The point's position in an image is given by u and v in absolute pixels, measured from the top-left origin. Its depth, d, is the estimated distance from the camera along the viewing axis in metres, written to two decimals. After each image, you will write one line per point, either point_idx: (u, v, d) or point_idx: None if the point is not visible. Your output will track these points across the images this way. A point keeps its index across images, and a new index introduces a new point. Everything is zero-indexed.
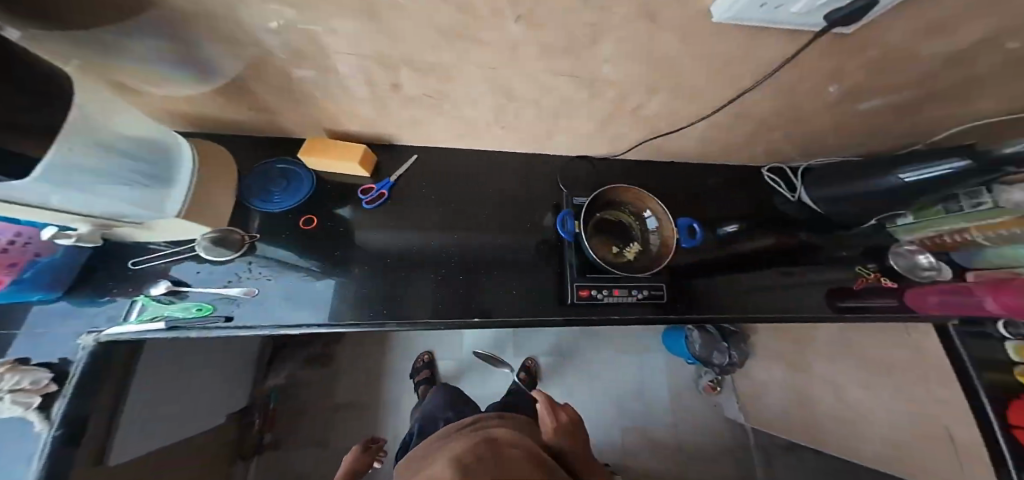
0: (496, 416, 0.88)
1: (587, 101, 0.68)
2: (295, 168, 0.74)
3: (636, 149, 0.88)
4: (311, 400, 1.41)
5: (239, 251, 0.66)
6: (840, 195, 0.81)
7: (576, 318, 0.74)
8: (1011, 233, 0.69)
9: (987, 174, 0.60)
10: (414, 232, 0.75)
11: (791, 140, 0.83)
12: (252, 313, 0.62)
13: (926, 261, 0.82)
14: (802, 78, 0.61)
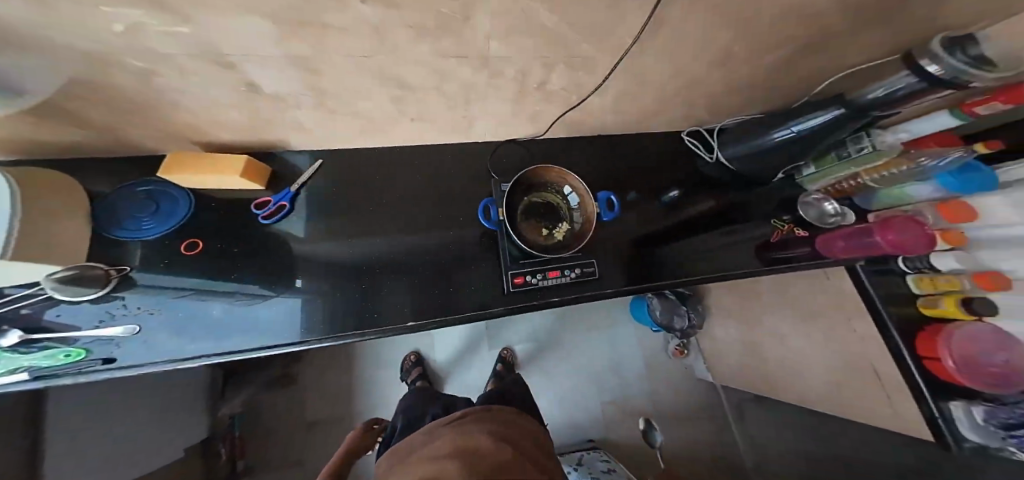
0: (482, 407, 0.86)
1: (488, 82, 0.65)
2: (164, 188, 0.71)
3: (555, 126, 0.85)
4: (278, 422, 1.33)
5: (105, 287, 0.62)
6: (750, 152, 0.83)
7: (516, 305, 0.75)
8: (893, 173, 0.78)
9: (862, 117, 0.65)
10: (358, 239, 0.76)
11: (703, 101, 0.82)
12: (134, 350, 0.60)
13: (832, 208, 0.88)
14: (696, 35, 0.59)
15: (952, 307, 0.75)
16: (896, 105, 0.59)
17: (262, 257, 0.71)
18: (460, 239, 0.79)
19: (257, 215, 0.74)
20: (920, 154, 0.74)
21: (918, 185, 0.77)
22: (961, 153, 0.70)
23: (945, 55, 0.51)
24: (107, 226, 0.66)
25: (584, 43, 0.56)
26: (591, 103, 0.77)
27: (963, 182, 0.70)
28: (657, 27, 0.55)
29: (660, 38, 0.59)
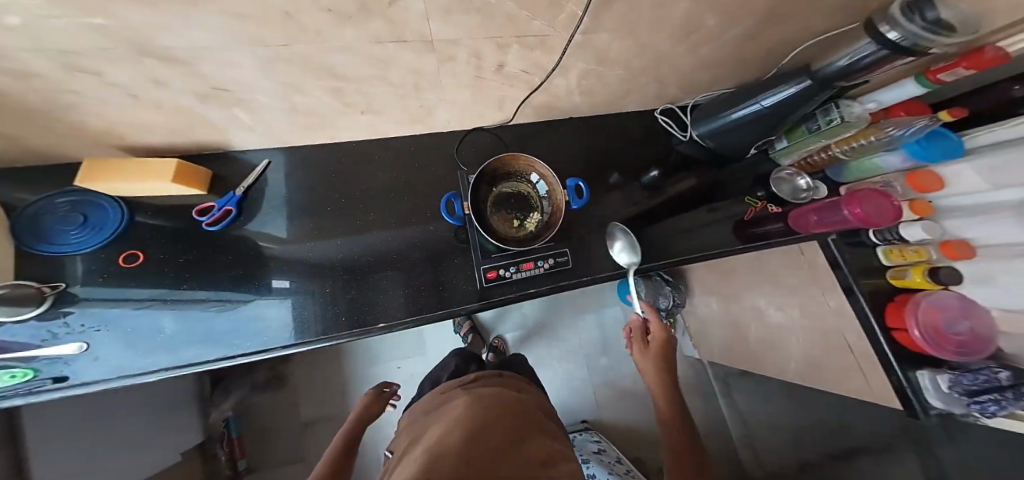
0: (496, 376, 0.76)
1: (440, 67, 0.61)
2: (87, 197, 0.66)
3: (522, 110, 0.81)
4: (270, 425, 1.25)
5: (40, 305, 0.59)
6: (722, 129, 0.81)
7: (492, 300, 0.74)
8: (863, 143, 0.77)
9: (830, 88, 0.63)
10: (329, 240, 0.75)
11: (670, 77, 0.79)
12: (87, 368, 0.59)
13: (805, 183, 0.86)
14: (650, 6, 0.55)
15: (919, 277, 0.77)
16: (863, 73, 0.57)
17: (230, 259, 0.70)
18: (430, 236, 0.78)
19: (200, 222, 0.71)
20: (887, 124, 0.72)
21: (887, 156, 0.76)
22: (923, 123, 0.68)
23: (904, 22, 0.47)
24: (29, 246, 0.62)
25: (534, 19, 0.53)
26: (555, 84, 0.73)
27: (930, 151, 0.68)
28: (607, 1, 0.51)
29: (612, 13, 0.55)
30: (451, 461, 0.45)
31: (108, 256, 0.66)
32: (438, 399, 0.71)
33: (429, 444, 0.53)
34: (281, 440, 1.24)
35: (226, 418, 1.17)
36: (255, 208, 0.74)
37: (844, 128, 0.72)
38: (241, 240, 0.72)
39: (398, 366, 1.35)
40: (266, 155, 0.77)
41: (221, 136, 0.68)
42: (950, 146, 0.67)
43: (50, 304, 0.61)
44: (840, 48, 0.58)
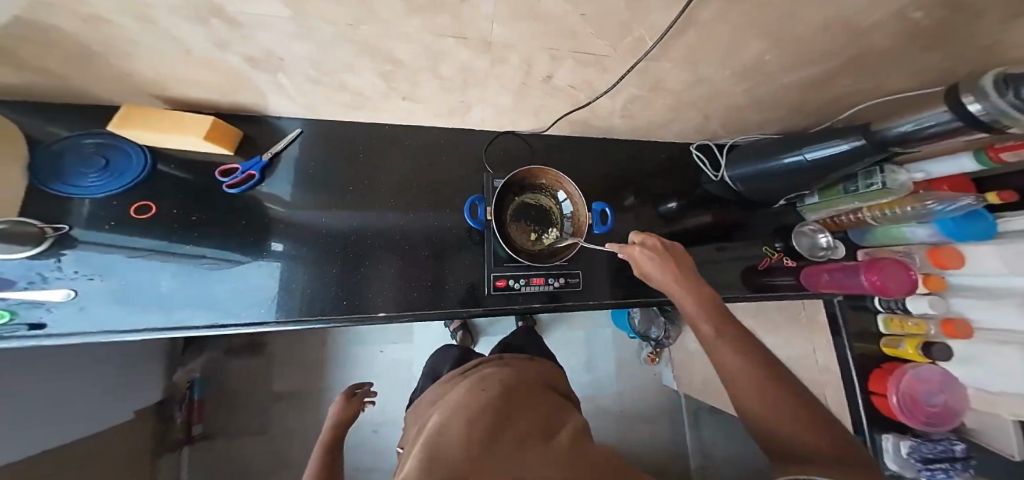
0: (497, 357, 0.71)
1: (489, 69, 0.59)
2: (115, 141, 0.66)
3: (559, 123, 0.79)
4: (238, 389, 1.10)
5: (37, 245, 0.56)
6: (755, 177, 0.78)
7: (495, 309, 0.73)
8: (897, 212, 0.74)
9: (884, 151, 0.56)
10: (344, 214, 0.73)
11: (713, 116, 0.78)
12: (69, 318, 0.57)
13: (824, 241, 0.85)
14: (711, 45, 0.55)
15: (912, 349, 0.75)
16: (924, 142, 0.51)
17: (243, 226, 0.69)
18: (443, 230, 0.76)
19: (223, 183, 0.70)
20: (926, 196, 0.69)
21: (916, 227, 0.74)
22: (968, 200, 0.66)
23: (992, 94, 0.41)
24: (46, 183, 0.60)
25: (598, 38, 0.53)
26: (599, 104, 0.72)
27: (960, 230, 0.67)
28: (682, 27, 0.51)
29: (674, 43, 0.55)
30: (456, 428, 0.46)
31: (114, 203, 0.64)
32: (456, 373, 0.69)
33: (446, 405, 0.54)
34: (251, 407, 1.10)
35: (192, 378, 1.05)
36: (279, 175, 0.73)
37: (882, 193, 0.68)
38: (256, 208, 0.70)
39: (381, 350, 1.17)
40: (297, 125, 0.76)
41: (254, 98, 0.66)
42: (986, 226, 0.65)
43: (48, 245, 0.58)
44: (905, 111, 0.52)
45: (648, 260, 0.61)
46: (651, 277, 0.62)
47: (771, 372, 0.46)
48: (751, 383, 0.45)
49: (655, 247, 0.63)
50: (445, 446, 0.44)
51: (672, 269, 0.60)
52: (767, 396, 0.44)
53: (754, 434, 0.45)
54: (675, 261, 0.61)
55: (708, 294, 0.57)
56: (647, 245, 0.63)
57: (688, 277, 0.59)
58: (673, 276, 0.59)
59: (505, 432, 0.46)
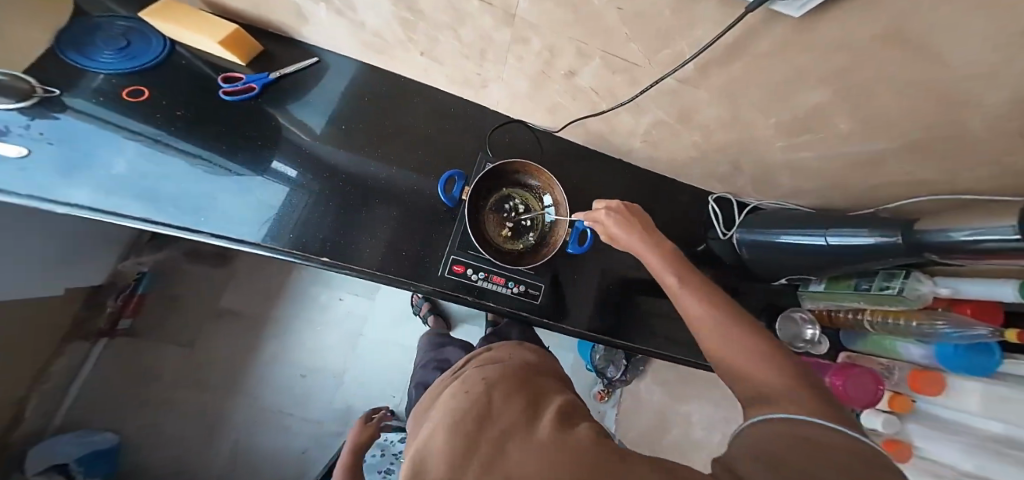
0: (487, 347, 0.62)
1: (509, 45, 0.56)
2: (140, 28, 0.69)
3: (572, 127, 0.72)
4: (181, 294, 1.06)
5: (24, 103, 0.59)
6: (769, 247, 0.67)
7: (440, 291, 0.66)
8: (899, 324, 0.57)
9: (921, 257, 0.46)
10: (336, 150, 0.70)
11: (737, 169, 0.70)
12: (7, 172, 0.56)
13: (809, 334, 0.73)
14: (745, 81, 0.49)
15: None
16: (971, 257, 0.39)
17: (220, 134, 0.67)
18: (419, 199, 0.70)
19: (221, 88, 0.69)
20: (938, 315, 0.52)
21: (910, 344, 0.58)
22: (981, 333, 0.47)
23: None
24: (67, 57, 0.64)
25: (630, 40, 0.49)
26: (619, 116, 0.66)
27: (953, 362, 0.51)
28: (732, 53, 0.45)
29: (705, 70, 0.50)
30: (439, 438, 0.37)
31: (113, 81, 0.66)
32: (446, 377, 0.58)
33: (441, 408, 0.44)
34: (190, 317, 1.04)
35: (142, 271, 1.03)
36: (280, 97, 0.71)
37: (890, 300, 0.54)
38: (262, 121, 0.70)
39: (340, 297, 1.07)
40: (315, 54, 0.74)
41: (276, 13, 0.66)
42: (982, 364, 0.48)
43: (34, 104, 0.60)
44: (961, 215, 0.39)
45: (611, 218, 0.49)
46: (617, 241, 0.50)
47: (742, 320, 0.36)
48: (721, 331, 0.36)
49: (618, 206, 0.50)
50: (435, 460, 0.35)
51: (637, 227, 0.48)
52: (740, 347, 0.34)
53: (732, 392, 0.35)
54: (639, 219, 0.49)
55: (672, 247, 0.46)
56: (613, 206, 0.50)
57: (649, 231, 0.48)
58: (639, 239, 0.47)
59: (491, 422, 0.36)
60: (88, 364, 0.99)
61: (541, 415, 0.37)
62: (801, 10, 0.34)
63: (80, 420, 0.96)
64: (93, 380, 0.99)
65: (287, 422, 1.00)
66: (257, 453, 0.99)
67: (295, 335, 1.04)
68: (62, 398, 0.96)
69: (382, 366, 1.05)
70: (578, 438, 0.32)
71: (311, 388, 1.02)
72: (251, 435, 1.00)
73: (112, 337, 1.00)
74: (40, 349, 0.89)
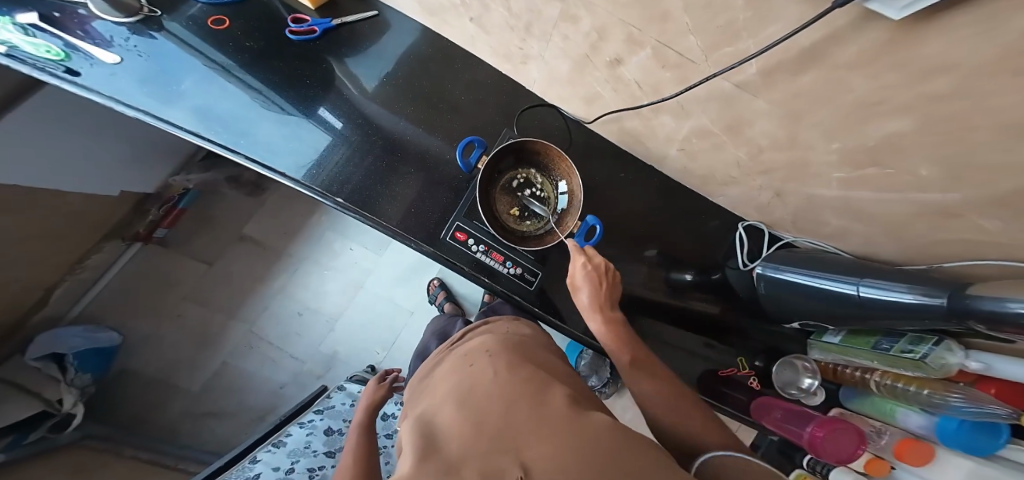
0: (484, 324, 0.58)
1: (560, 22, 0.54)
2: None
3: (607, 120, 0.69)
4: (213, 215, 1.12)
5: (132, 19, 0.66)
6: (792, 286, 0.62)
7: (438, 255, 0.64)
8: (908, 389, 0.56)
9: (963, 326, 0.40)
10: (370, 100, 0.71)
11: (778, 201, 0.65)
12: (99, 76, 0.61)
13: (807, 384, 0.71)
14: (808, 92, 0.45)
15: None
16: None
17: (269, 67, 0.69)
18: (443, 162, 0.69)
19: (288, 26, 0.71)
20: (956, 388, 0.50)
21: (911, 412, 0.56)
22: (996, 413, 0.45)
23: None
24: None
25: (689, 33, 0.46)
26: (659, 116, 0.62)
27: (953, 435, 0.49)
28: (806, 60, 0.42)
29: (764, 72, 0.46)
30: (447, 409, 0.32)
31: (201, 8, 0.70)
32: (444, 349, 0.54)
33: (435, 391, 0.38)
34: (212, 237, 1.11)
35: (188, 188, 1.07)
36: (336, 42, 0.72)
37: (909, 364, 0.51)
38: (314, 62, 0.71)
39: (351, 248, 1.09)
40: (376, 8, 0.75)
41: None
42: (985, 443, 0.47)
43: (137, 21, 0.67)
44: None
45: (586, 272, 0.50)
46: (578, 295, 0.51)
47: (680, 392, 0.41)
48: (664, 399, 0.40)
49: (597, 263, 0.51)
50: (441, 435, 0.30)
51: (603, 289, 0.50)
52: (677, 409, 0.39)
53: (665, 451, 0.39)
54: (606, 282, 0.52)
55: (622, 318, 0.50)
56: (593, 262, 0.51)
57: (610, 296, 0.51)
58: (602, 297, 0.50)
59: (498, 397, 0.31)
60: (120, 261, 1.07)
61: (553, 392, 0.32)
62: (900, 13, 0.30)
63: (105, 309, 1.04)
64: (122, 277, 1.07)
65: (275, 356, 1.05)
66: (242, 378, 1.04)
67: (302, 275, 1.08)
68: (93, 287, 1.04)
69: (372, 322, 1.06)
70: (597, 422, 0.27)
71: (305, 326, 1.06)
72: (241, 359, 1.05)
73: (146, 243, 1.07)
74: (83, 240, 0.95)
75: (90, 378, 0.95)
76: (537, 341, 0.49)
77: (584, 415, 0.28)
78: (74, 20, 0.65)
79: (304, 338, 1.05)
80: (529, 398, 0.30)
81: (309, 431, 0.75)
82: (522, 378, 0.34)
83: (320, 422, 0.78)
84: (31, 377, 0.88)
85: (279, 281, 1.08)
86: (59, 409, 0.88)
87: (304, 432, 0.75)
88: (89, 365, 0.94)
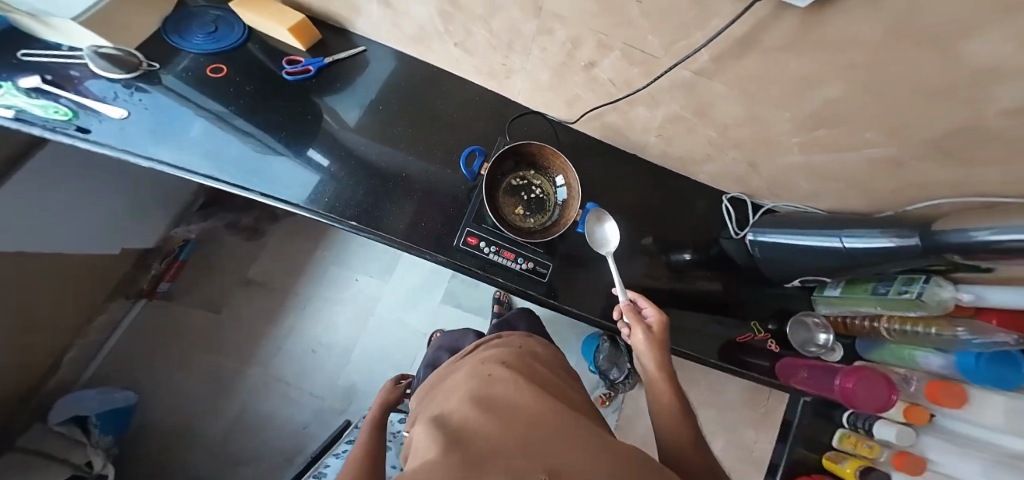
0: (496, 337, 0.58)
1: (536, 37, 0.60)
2: (229, 17, 0.73)
3: (589, 119, 0.75)
4: (215, 264, 1.10)
5: (131, 74, 0.67)
6: (780, 246, 0.68)
7: (454, 262, 0.67)
8: (919, 331, 0.62)
9: (939, 258, 0.45)
10: (364, 129, 0.74)
11: (754, 173, 0.72)
12: (109, 130, 0.62)
13: (824, 340, 0.75)
14: (757, 75, 0.52)
15: (849, 468, 0.74)
16: (994, 258, 0.38)
17: (276, 107, 0.72)
18: (448, 174, 0.73)
19: (283, 68, 0.73)
20: (960, 323, 0.58)
21: (929, 354, 0.64)
22: (1005, 341, 0.55)
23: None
24: (171, 41, 0.70)
25: (649, 33, 0.53)
26: (634, 109, 0.68)
27: (981, 372, 0.56)
28: (743, 46, 0.48)
29: (714, 61, 0.53)
30: (464, 407, 0.31)
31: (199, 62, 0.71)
32: (454, 362, 0.55)
33: (447, 397, 0.37)
34: (216, 285, 1.09)
35: (188, 238, 1.07)
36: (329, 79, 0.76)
37: (907, 304, 0.57)
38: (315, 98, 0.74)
39: (356, 278, 1.10)
40: (361, 44, 0.78)
41: (335, 12, 0.73)
42: (1010, 375, 0.54)
43: (137, 76, 0.67)
44: (982, 216, 0.39)
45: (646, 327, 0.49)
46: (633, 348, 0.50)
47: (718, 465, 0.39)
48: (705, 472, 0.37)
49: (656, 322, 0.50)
50: (455, 431, 0.27)
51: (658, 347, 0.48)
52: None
53: None
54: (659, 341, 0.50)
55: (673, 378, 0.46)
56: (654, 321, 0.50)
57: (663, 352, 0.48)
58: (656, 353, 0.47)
59: (517, 410, 0.29)
60: (120, 324, 1.02)
61: (578, 418, 0.30)
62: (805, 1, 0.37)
63: (110, 374, 0.98)
64: (123, 340, 1.02)
65: (295, 395, 1.02)
66: (264, 422, 1.00)
67: (311, 311, 1.08)
68: (96, 355, 0.99)
69: (387, 347, 1.07)
70: (632, 455, 0.26)
71: (320, 362, 1.04)
72: (260, 404, 1.02)
73: (151, 299, 1.05)
74: (87, 302, 0.93)
75: (111, 440, 0.90)
76: (551, 363, 0.50)
77: (622, 448, 0.26)
78: (69, 77, 0.64)
79: (320, 373, 1.04)
80: (556, 415, 0.29)
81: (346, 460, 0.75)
82: (546, 396, 0.33)
83: None
84: (53, 444, 0.82)
85: (288, 321, 1.07)
86: (90, 471, 0.81)
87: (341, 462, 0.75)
88: (109, 427, 0.89)
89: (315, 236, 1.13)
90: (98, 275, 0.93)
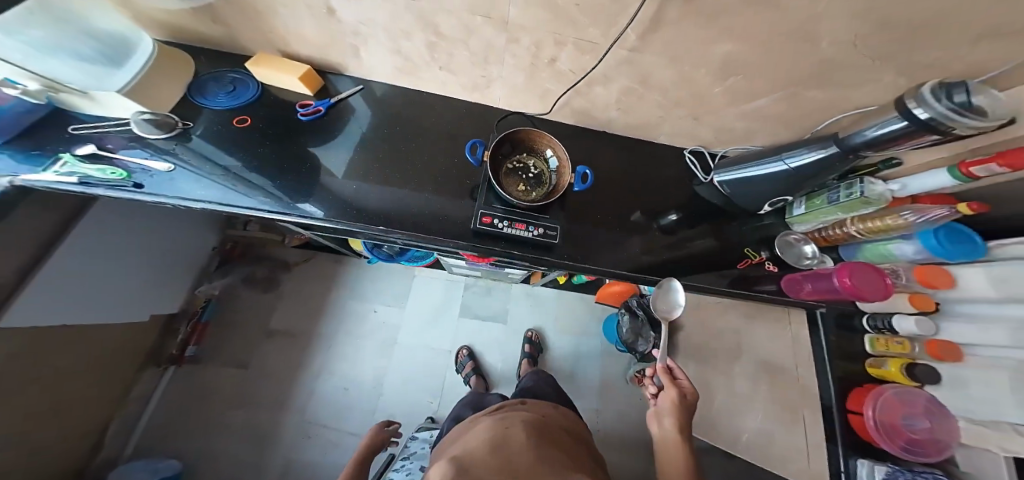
0: (519, 403, 0.69)
1: (507, 46, 0.72)
2: (246, 78, 0.82)
3: (560, 108, 0.89)
4: (237, 321, 1.11)
5: (170, 133, 0.73)
6: (741, 179, 0.80)
7: (481, 245, 0.74)
8: (880, 225, 0.69)
9: (855, 159, 0.59)
10: (368, 153, 0.81)
11: (705, 126, 0.86)
12: (162, 183, 0.68)
13: (809, 250, 0.84)
14: (678, 46, 0.65)
15: (894, 368, 0.71)
16: (891, 147, 0.52)
17: (293, 144, 0.79)
18: (454, 170, 0.82)
19: (298, 111, 0.82)
20: (904, 209, 0.65)
21: (899, 244, 0.69)
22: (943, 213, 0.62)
23: (933, 101, 0.43)
24: (196, 101, 0.78)
25: (590, 27, 0.65)
26: (593, 90, 0.82)
27: (945, 247, 0.63)
28: (656, 25, 0.62)
29: (641, 42, 0.67)
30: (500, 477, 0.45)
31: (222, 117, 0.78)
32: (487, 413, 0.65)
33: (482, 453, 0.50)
34: (242, 341, 1.08)
35: (210, 297, 1.10)
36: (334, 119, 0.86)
37: (859, 204, 0.67)
38: (327, 133, 0.82)
39: (375, 309, 1.14)
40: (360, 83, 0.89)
41: (332, 62, 0.84)
42: (966, 245, 0.62)
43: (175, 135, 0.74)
44: (865, 121, 0.55)
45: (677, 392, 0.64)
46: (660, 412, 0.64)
47: None
48: None
49: (688, 393, 0.65)
50: None
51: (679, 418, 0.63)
52: None
53: None
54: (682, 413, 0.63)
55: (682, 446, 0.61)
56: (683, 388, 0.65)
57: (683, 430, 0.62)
58: (675, 421, 0.62)
59: None
60: (153, 396, 1.00)
61: None
62: None
63: (152, 444, 0.95)
64: (156, 413, 0.99)
65: (336, 438, 0.99)
66: (309, 474, 0.96)
67: (337, 348, 1.09)
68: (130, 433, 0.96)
69: (418, 371, 1.08)
70: None
71: (354, 399, 1.03)
72: (302, 451, 0.98)
73: (180, 364, 1.04)
74: (121, 375, 0.92)
75: None
76: (569, 434, 0.63)
77: None
78: (120, 143, 0.70)
79: (358, 408, 1.03)
80: None
81: (407, 473, 0.75)
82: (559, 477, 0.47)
83: (412, 464, 0.78)
84: None
85: (314, 364, 1.07)
86: None
87: (403, 475, 0.75)
88: None
89: (328, 278, 1.17)
90: (128, 349, 0.93)
